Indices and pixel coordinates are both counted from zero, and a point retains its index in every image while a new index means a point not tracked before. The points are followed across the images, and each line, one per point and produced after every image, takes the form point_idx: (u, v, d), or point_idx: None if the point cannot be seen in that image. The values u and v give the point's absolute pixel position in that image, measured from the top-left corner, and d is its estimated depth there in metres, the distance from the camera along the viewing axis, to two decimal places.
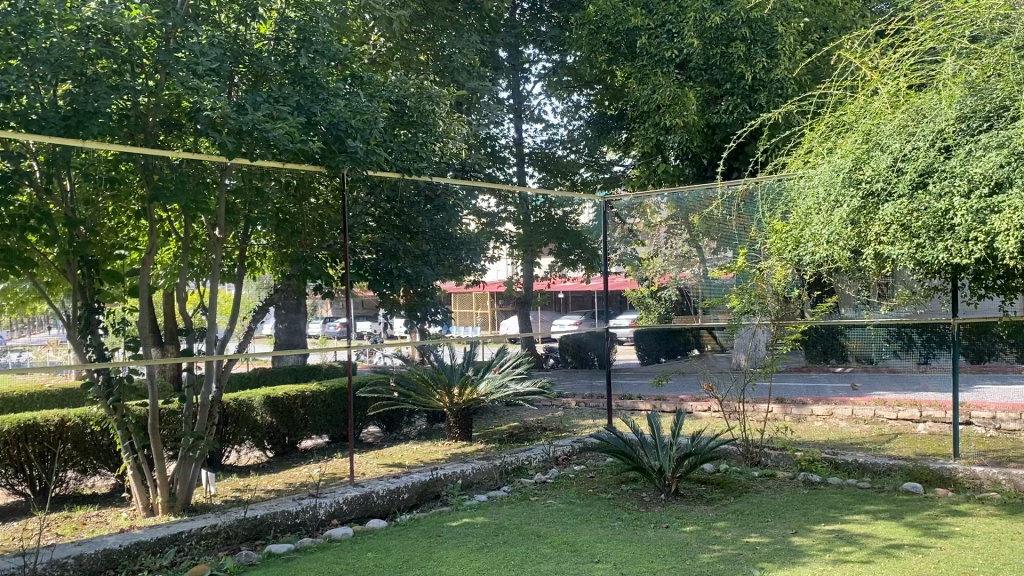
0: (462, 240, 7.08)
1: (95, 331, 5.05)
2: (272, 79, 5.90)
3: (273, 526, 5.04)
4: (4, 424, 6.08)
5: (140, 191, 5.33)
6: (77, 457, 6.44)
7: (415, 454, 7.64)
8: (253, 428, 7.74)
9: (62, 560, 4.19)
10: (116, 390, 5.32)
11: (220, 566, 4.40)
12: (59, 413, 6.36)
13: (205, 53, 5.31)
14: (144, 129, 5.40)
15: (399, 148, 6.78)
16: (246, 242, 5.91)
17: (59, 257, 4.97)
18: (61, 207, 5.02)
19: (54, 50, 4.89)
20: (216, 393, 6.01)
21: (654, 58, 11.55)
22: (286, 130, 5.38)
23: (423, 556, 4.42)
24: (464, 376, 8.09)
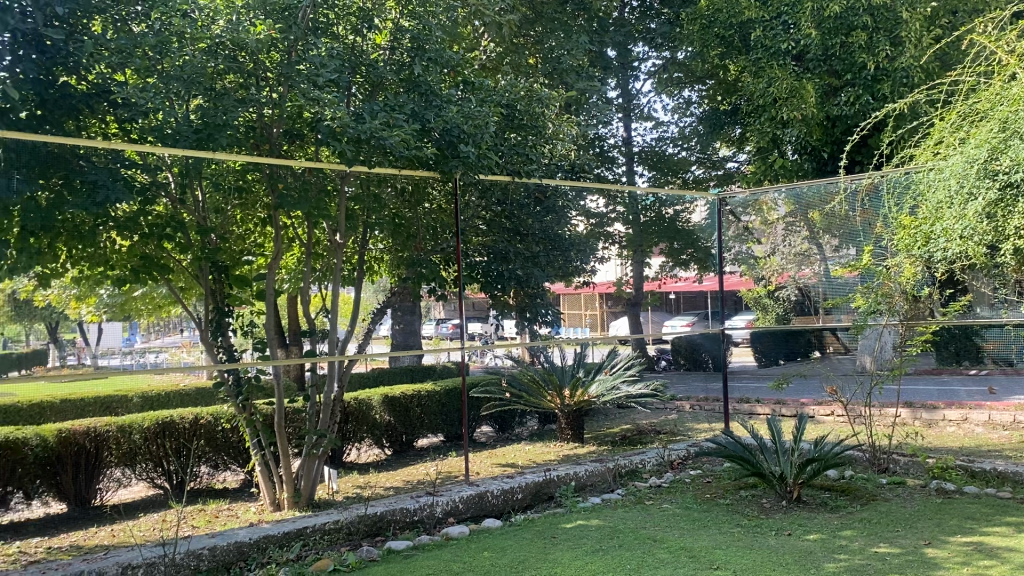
0: (572, 240, 7.05)
1: (226, 333, 5.42)
2: (387, 88, 6.05)
3: (392, 523, 5.17)
4: (143, 421, 6.46)
5: (266, 199, 5.60)
6: (210, 453, 6.80)
7: (528, 455, 7.68)
8: (372, 427, 7.97)
9: (199, 551, 4.40)
10: (244, 389, 5.60)
11: (343, 561, 4.53)
12: (193, 411, 6.70)
13: (325, 65, 5.43)
14: (269, 140, 5.66)
15: (510, 151, 6.73)
16: (364, 247, 6.14)
17: (193, 263, 5.30)
18: (194, 216, 5.28)
19: (187, 68, 5.14)
20: (337, 392, 6.20)
21: (769, 51, 11.22)
22: (401, 137, 5.49)
23: (539, 557, 4.43)
24: (575, 377, 8.15)
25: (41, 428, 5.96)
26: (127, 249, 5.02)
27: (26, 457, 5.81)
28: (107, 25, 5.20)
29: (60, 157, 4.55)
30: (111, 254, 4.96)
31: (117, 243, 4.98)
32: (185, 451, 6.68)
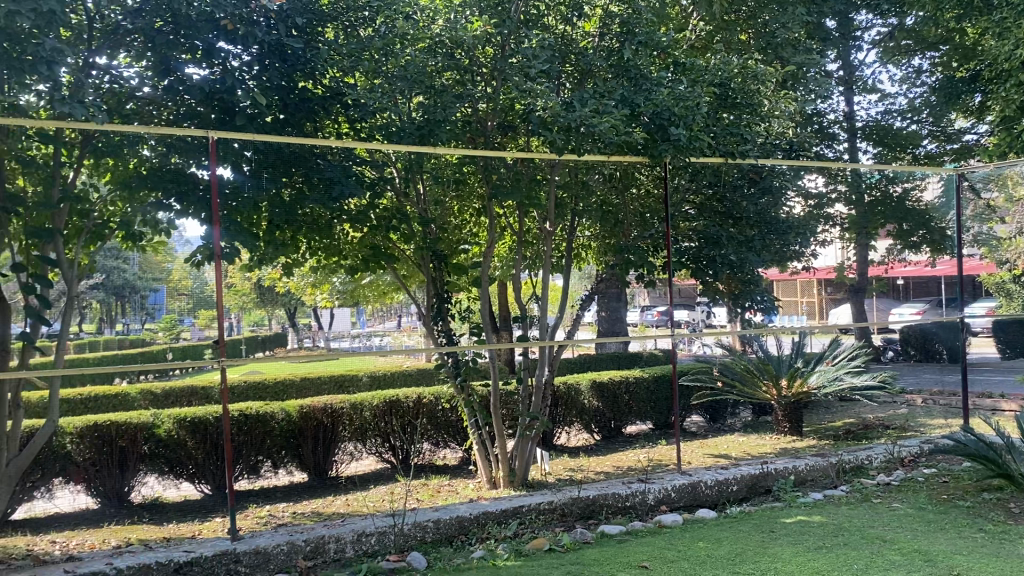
0: (790, 223, 6.69)
1: (446, 318, 5.83)
2: (597, 74, 6.02)
3: (605, 507, 5.22)
4: (373, 399, 6.93)
5: (480, 190, 5.88)
6: (431, 430, 7.19)
7: (741, 447, 7.45)
8: (581, 412, 8.09)
9: (424, 522, 4.68)
10: (462, 371, 5.89)
11: (558, 541, 4.63)
12: (416, 392, 7.09)
13: (537, 56, 5.42)
14: (484, 133, 5.85)
15: (723, 131, 6.19)
16: (573, 236, 6.30)
17: (415, 252, 5.77)
18: (416, 208, 5.79)
19: (410, 68, 5.37)
20: (548, 376, 6.29)
21: (1017, 8, 10.07)
22: (611, 123, 5.34)
23: (757, 550, 4.30)
24: (793, 367, 7.87)
25: (286, 405, 6.64)
26: (359, 239, 5.50)
27: (273, 428, 6.49)
28: (338, 32, 5.57)
29: (302, 157, 5.03)
30: (346, 245, 5.44)
31: (350, 234, 5.44)
32: (410, 428, 7.07)
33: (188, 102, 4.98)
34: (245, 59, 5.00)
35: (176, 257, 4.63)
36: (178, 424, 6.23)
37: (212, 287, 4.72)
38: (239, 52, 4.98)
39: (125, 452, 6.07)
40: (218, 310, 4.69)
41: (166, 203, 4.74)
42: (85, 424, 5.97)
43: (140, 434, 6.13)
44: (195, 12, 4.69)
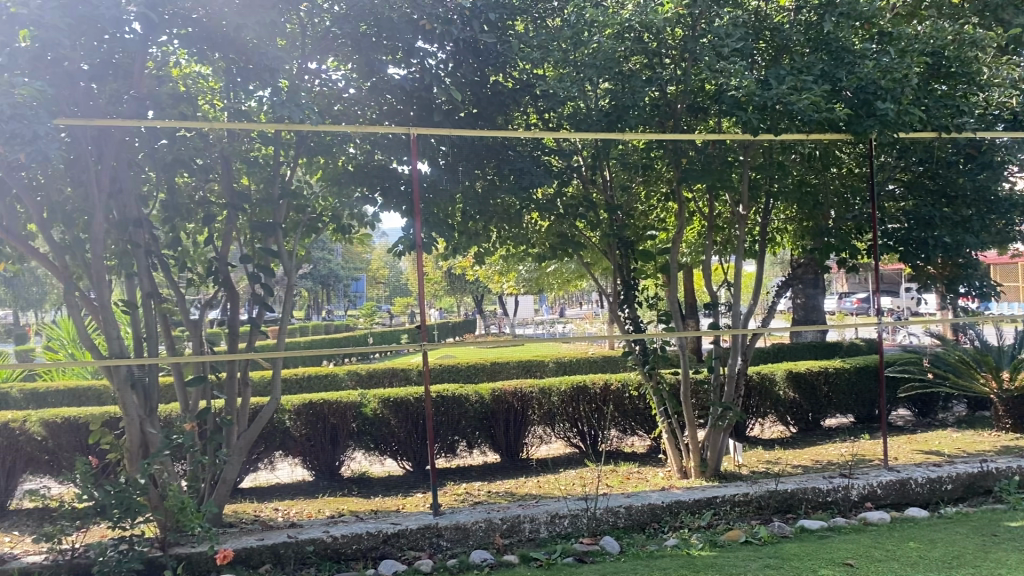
0: (1014, 201, 6.02)
1: (632, 305, 5.81)
2: (794, 50, 5.69)
3: (805, 501, 5.02)
4: (560, 385, 7.01)
5: (668, 175, 5.76)
6: (619, 418, 7.16)
7: (956, 444, 6.92)
8: (776, 403, 7.83)
9: (616, 508, 4.70)
10: (650, 358, 5.83)
11: (754, 534, 4.51)
12: (603, 378, 7.09)
13: (729, 35, 5.25)
14: (673, 116, 5.67)
15: (937, 102, 5.67)
16: (767, 221, 6.03)
17: (601, 239, 5.77)
18: (604, 195, 5.82)
19: (599, 54, 5.36)
20: (741, 365, 6.07)
21: None
22: (812, 100, 5.06)
23: (977, 555, 3.99)
24: (1016, 359, 7.18)
25: (479, 388, 6.88)
26: (545, 229, 5.75)
27: (468, 409, 6.77)
28: (528, 24, 5.65)
29: (496, 148, 5.26)
30: (533, 235, 5.77)
31: (538, 224, 5.77)
32: (598, 414, 7.08)
33: (390, 101, 5.19)
34: (441, 57, 5.16)
35: (375, 249, 5.33)
36: (383, 404, 6.54)
37: (406, 274, 5.25)
38: (436, 52, 5.16)
39: (336, 428, 6.46)
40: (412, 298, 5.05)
41: (371, 198, 5.09)
42: (301, 402, 6.42)
43: (350, 412, 6.48)
44: (397, 15, 4.84)
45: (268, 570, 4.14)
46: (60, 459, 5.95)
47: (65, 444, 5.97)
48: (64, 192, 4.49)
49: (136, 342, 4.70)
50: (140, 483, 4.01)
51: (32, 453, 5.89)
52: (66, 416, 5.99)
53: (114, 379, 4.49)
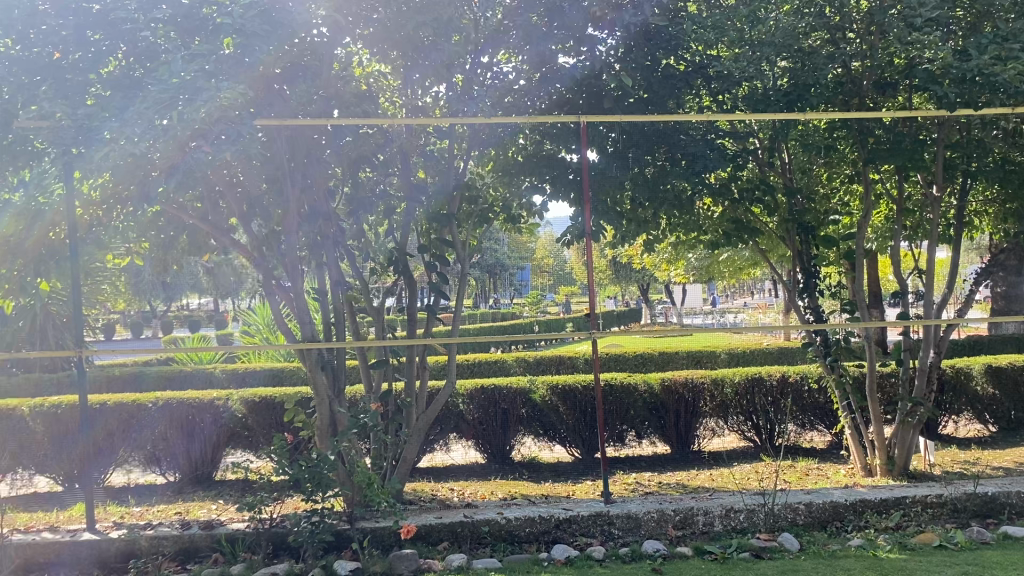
0: None
1: (814, 294, 5.55)
2: (998, 17, 5.12)
3: (1007, 506, 4.64)
4: (734, 376, 6.83)
5: (853, 157, 5.46)
6: (796, 412, 6.89)
7: None
8: (973, 399, 7.25)
9: (795, 505, 4.53)
10: (832, 350, 5.54)
11: (949, 538, 4.21)
12: (780, 369, 6.85)
13: (924, 3, 4.88)
14: (858, 93, 5.33)
15: None
16: (965, 202, 5.60)
17: (779, 224, 5.57)
18: (781, 178, 5.62)
19: (778, 32, 5.13)
20: (934, 358, 5.66)
21: None
22: (1018, 71, 4.63)
23: None
24: None
25: (649, 377, 6.85)
26: (719, 215, 5.63)
27: (638, 398, 6.73)
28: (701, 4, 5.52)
29: (667, 134, 5.16)
30: (706, 221, 5.68)
31: (710, 210, 5.66)
32: (774, 407, 6.84)
33: (560, 91, 5.21)
34: (611, 43, 5.12)
35: (540, 237, 5.40)
36: (551, 391, 6.61)
37: (570, 265, 5.29)
38: (606, 38, 5.12)
39: (507, 413, 6.61)
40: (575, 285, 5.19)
41: (540, 186, 5.26)
42: (474, 386, 6.62)
43: (519, 398, 6.61)
44: (570, 4, 4.97)
45: (446, 547, 4.30)
46: (257, 435, 6.45)
47: (262, 422, 6.45)
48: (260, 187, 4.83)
49: (325, 328, 5.00)
50: (329, 460, 4.27)
51: (234, 429, 6.41)
52: (263, 395, 6.48)
53: (306, 361, 4.81)
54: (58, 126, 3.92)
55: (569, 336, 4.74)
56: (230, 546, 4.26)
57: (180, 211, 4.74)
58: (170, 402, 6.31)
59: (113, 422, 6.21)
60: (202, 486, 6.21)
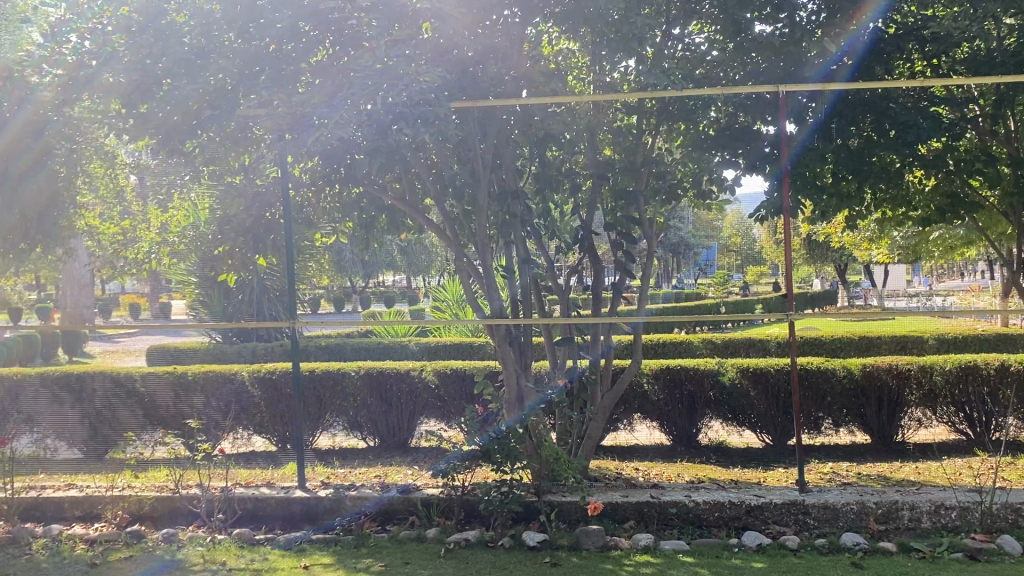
0: None
1: None
2: None
3: None
4: (945, 363, 6.32)
5: None
6: (1017, 405, 6.29)
7: None
8: None
9: (1016, 505, 4.15)
10: None
11: None
12: (999, 357, 6.26)
13: None
14: None
15: None
16: None
17: (1004, 198, 5.06)
18: (1006, 148, 5.12)
19: None
20: None
21: None
22: None
23: None
24: None
25: (847, 362, 6.47)
26: (932, 189, 5.21)
27: (835, 385, 6.38)
28: None
29: (874, 102, 4.88)
30: (917, 196, 5.26)
31: (922, 184, 5.23)
32: (991, 398, 6.27)
33: (755, 61, 4.96)
34: (812, 7, 4.78)
35: (727, 215, 5.39)
36: (741, 373, 6.40)
37: (759, 242, 5.26)
38: (806, 3, 4.79)
39: (694, 394, 6.48)
40: (766, 265, 5.12)
41: (732, 159, 4.98)
42: (659, 366, 6.54)
43: (706, 380, 6.45)
44: None
45: (633, 526, 4.29)
46: (449, 405, 6.70)
47: (453, 393, 6.71)
48: (453, 168, 4.97)
49: (514, 304, 5.11)
50: (519, 433, 4.37)
51: (428, 399, 6.69)
52: (453, 367, 6.74)
53: (495, 336, 4.94)
54: (274, 112, 4.19)
55: (757, 317, 4.50)
56: (425, 510, 4.49)
57: (381, 192, 4.99)
58: (371, 370, 6.66)
59: (322, 390, 6.62)
60: (398, 452, 6.55)
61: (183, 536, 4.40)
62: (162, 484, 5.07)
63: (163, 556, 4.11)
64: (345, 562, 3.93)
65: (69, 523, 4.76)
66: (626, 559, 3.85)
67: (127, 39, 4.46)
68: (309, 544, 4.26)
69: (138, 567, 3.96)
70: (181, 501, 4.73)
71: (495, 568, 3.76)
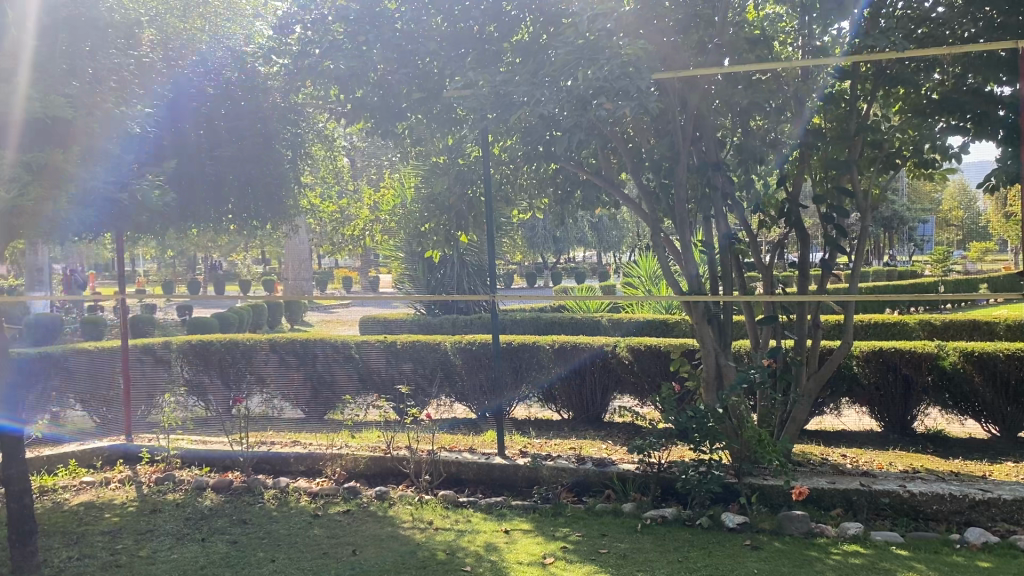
0: None
1: None
2: None
3: None
4: None
5: None
6: None
7: None
8: None
9: None
10: None
11: None
12: None
13: None
14: None
15: None
16: None
17: None
18: None
19: None
20: None
21: None
22: None
23: None
24: None
25: None
26: None
27: None
28: None
29: None
30: None
31: None
32: None
33: (990, 14, 4.50)
34: None
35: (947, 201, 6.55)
36: (964, 358, 5.87)
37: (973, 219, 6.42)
38: None
39: (910, 379, 6.04)
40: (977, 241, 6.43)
41: (959, 125, 4.67)
42: (870, 349, 6.14)
43: (924, 364, 5.98)
44: None
45: (841, 514, 4.09)
46: (644, 382, 6.55)
47: (648, 370, 6.52)
48: (652, 141, 4.92)
49: (714, 281, 4.98)
50: (718, 412, 4.28)
51: (623, 375, 6.63)
52: (648, 343, 6.50)
53: (693, 313, 4.85)
54: (479, 93, 4.31)
55: (984, 297, 3.65)
56: (621, 484, 4.51)
57: (578, 168, 5.02)
58: (565, 345, 6.72)
59: (519, 361, 6.79)
60: (593, 426, 6.62)
61: (394, 494, 4.69)
62: (374, 445, 5.42)
63: (376, 512, 4.41)
64: (544, 530, 4.03)
65: (294, 477, 5.20)
66: (833, 547, 3.68)
67: (345, 27, 4.73)
68: (509, 510, 4.41)
69: (355, 520, 4.27)
70: (391, 462, 5.03)
71: (693, 547, 3.71)
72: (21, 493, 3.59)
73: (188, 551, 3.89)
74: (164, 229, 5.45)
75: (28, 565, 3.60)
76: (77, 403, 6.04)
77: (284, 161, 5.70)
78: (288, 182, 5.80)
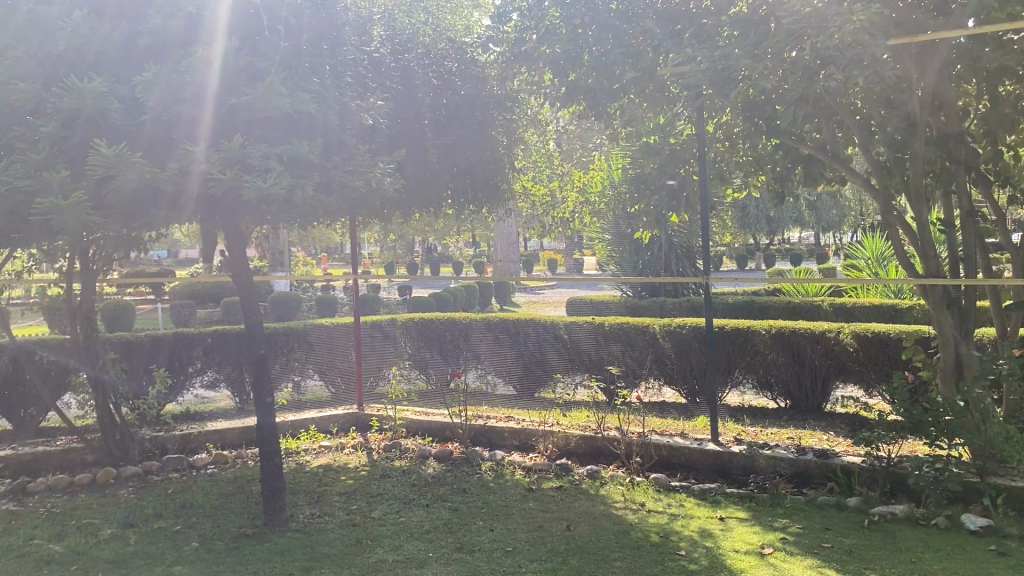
0: None
1: None
2: None
3: None
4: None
5: None
6: None
7: None
8: None
9: None
10: None
11: None
12: None
13: None
14: None
15: None
16: None
17: None
18: None
19: None
20: None
21: None
22: None
23: None
24: None
25: None
26: None
27: None
28: None
29: None
30: None
31: None
32: None
33: None
34: None
35: None
36: None
37: None
38: None
39: None
40: None
41: None
42: None
43: None
44: None
45: None
46: (869, 371, 6.17)
47: (874, 358, 6.14)
48: (883, 112, 4.59)
49: (954, 263, 4.58)
50: (960, 406, 3.94)
51: (846, 363, 6.27)
52: (875, 330, 6.12)
53: (929, 299, 4.49)
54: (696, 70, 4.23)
55: None
56: (846, 478, 4.29)
57: (800, 144, 4.79)
58: (782, 332, 6.45)
59: (733, 346, 6.59)
60: (812, 415, 6.33)
61: (606, 474, 4.74)
62: (585, 424, 5.50)
63: (589, 490, 4.48)
64: (762, 519, 3.92)
65: (508, 451, 5.40)
66: None
67: (562, 12, 4.81)
68: (724, 496, 4.32)
69: (568, 497, 4.37)
70: (603, 442, 5.08)
71: (928, 548, 3.47)
72: (273, 454, 4.00)
73: (415, 515, 4.14)
74: (392, 214, 5.81)
75: (278, 520, 4.01)
76: (315, 373, 6.52)
77: (500, 146, 5.90)
78: (502, 166, 5.98)
